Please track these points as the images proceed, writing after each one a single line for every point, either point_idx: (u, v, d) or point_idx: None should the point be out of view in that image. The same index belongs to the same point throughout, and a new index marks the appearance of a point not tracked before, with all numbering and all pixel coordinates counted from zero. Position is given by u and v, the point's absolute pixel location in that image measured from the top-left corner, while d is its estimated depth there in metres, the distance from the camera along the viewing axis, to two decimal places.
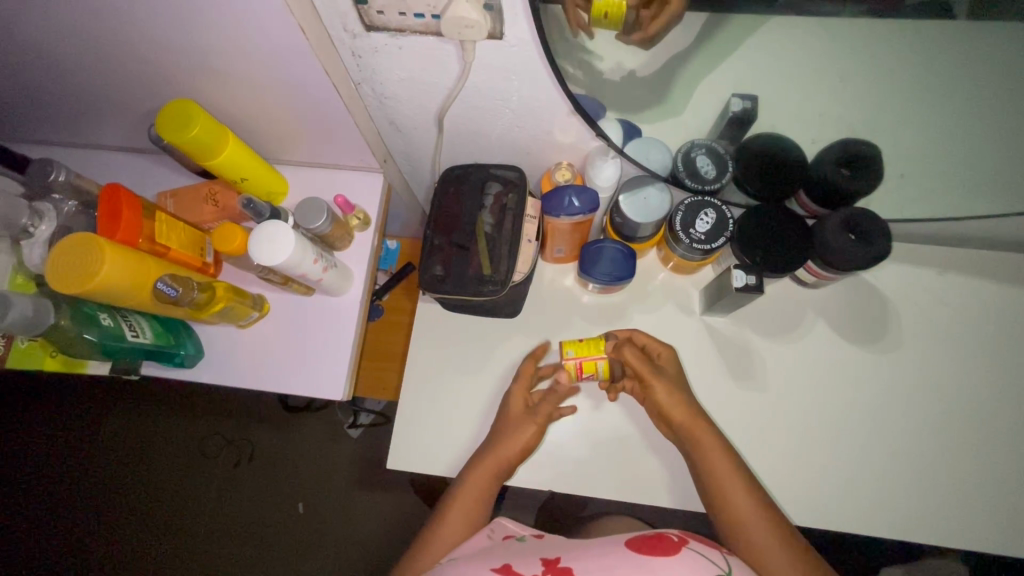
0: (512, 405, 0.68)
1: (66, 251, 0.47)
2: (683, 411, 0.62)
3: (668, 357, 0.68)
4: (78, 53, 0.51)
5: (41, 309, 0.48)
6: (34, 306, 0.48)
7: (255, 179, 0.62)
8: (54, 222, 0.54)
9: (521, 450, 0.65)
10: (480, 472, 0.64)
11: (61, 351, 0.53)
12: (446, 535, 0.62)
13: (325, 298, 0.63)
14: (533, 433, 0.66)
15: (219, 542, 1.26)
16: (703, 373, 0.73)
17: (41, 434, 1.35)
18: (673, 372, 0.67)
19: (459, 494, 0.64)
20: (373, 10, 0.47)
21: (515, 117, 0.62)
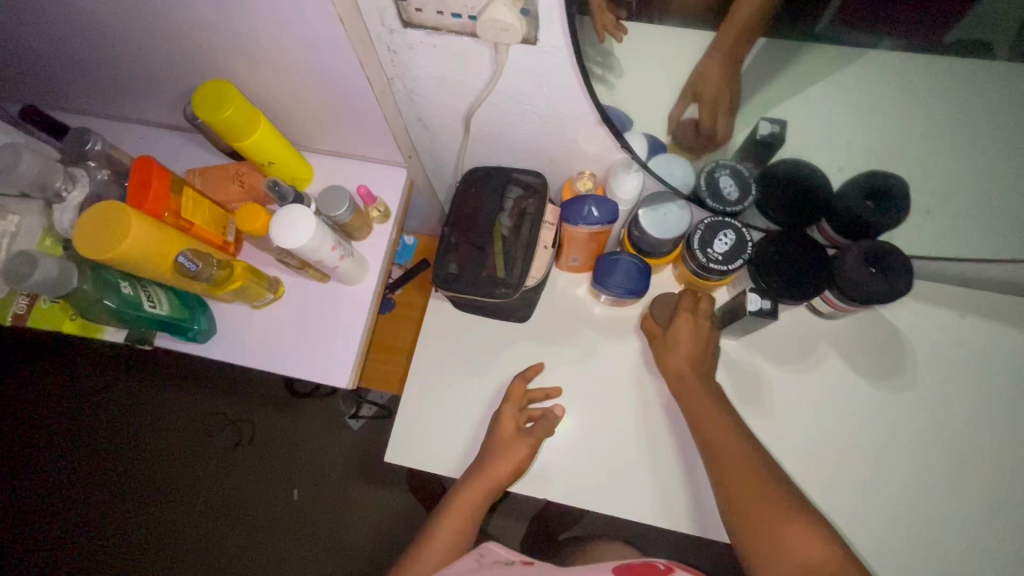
0: (503, 425, 0.69)
1: (95, 220, 0.48)
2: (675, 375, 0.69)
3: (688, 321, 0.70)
4: (121, 26, 0.53)
5: (65, 272, 0.50)
6: (59, 268, 0.49)
7: (281, 164, 0.63)
8: (86, 188, 0.56)
9: (514, 469, 0.67)
10: (470, 489, 0.66)
11: (80, 315, 0.54)
12: (438, 544, 0.64)
13: (338, 286, 0.64)
14: (523, 454, 0.67)
15: (213, 521, 1.27)
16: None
17: (51, 397, 1.38)
18: (693, 337, 0.70)
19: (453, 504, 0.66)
20: (412, 7, 0.48)
21: (541, 122, 0.62)
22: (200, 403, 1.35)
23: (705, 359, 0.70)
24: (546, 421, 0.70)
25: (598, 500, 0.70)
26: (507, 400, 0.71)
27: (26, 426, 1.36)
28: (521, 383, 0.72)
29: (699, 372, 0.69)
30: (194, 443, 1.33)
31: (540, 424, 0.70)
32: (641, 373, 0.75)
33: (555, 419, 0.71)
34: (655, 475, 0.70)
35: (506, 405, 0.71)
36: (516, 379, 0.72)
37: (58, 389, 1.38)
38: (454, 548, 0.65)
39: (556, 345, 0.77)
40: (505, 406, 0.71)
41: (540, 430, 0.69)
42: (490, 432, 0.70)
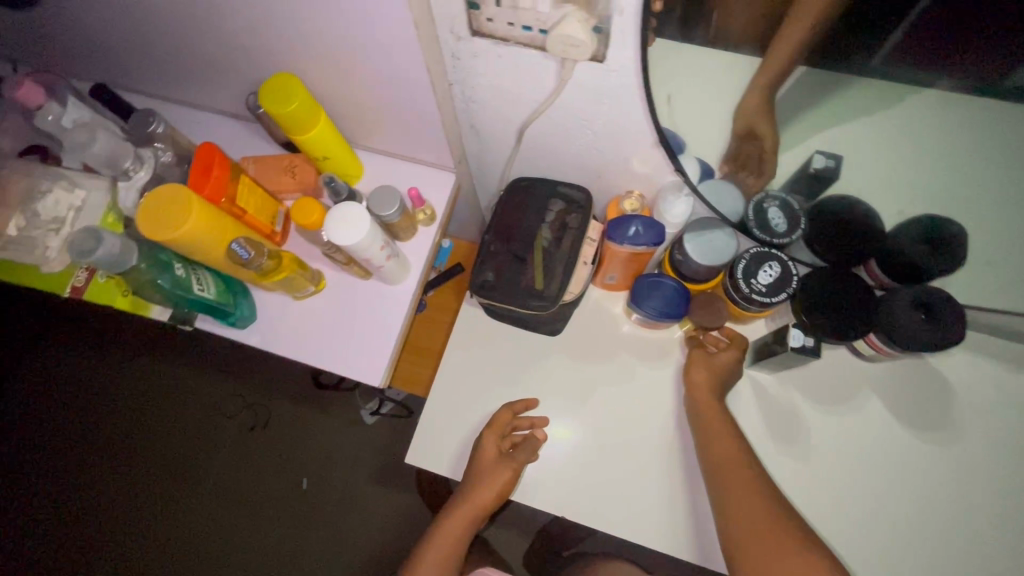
0: (485, 450, 0.69)
1: (157, 201, 0.49)
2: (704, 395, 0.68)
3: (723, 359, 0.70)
4: (198, 13, 0.54)
5: (125, 250, 0.51)
6: (121, 245, 0.50)
7: (334, 159, 0.64)
8: (151, 169, 0.57)
9: (498, 494, 0.68)
10: (463, 509, 0.70)
11: (133, 291, 0.55)
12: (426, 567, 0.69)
13: (379, 284, 0.64)
14: (506, 481, 0.68)
15: (221, 501, 1.29)
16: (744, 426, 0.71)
17: (78, 364, 1.41)
18: (728, 371, 0.70)
19: (444, 528, 0.71)
20: (484, 16, 0.48)
21: (595, 139, 0.62)
22: (220, 384, 1.37)
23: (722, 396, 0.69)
24: (529, 449, 0.70)
25: (615, 524, 0.69)
26: (490, 427, 0.70)
27: (51, 389, 1.40)
28: (509, 412, 0.71)
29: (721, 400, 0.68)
30: (210, 423, 1.35)
31: (522, 451, 0.69)
32: (670, 399, 0.73)
33: (538, 443, 0.71)
34: (676, 504, 0.69)
35: (488, 434, 0.70)
36: (504, 409, 0.71)
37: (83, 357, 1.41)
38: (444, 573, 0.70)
39: (586, 363, 0.76)
40: (486, 433, 0.70)
41: (522, 458, 0.69)
42: (472, 458, 0.70)
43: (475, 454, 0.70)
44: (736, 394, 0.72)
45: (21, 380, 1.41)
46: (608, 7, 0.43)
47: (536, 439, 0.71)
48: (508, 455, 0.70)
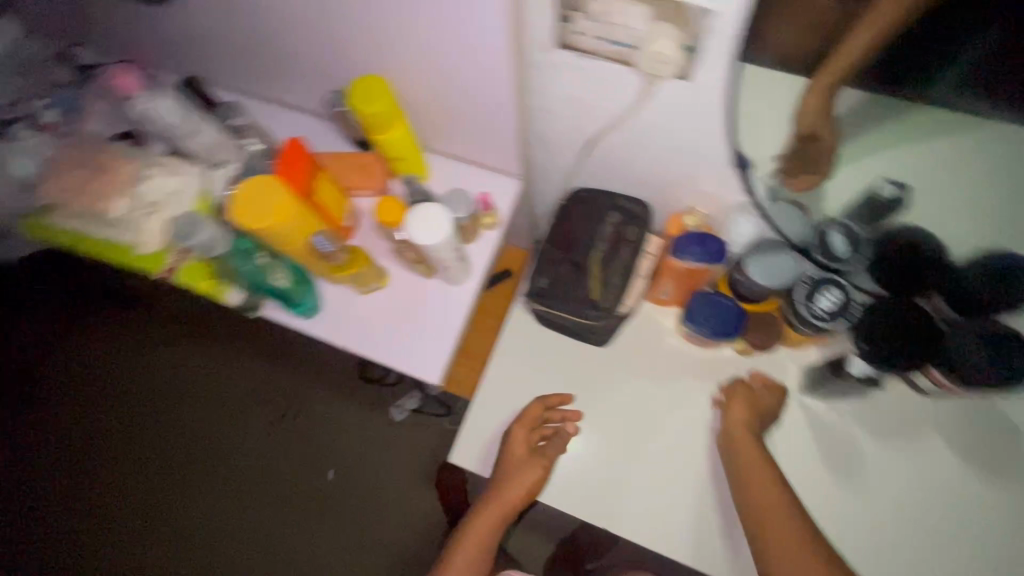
0: (516, 445, 0.70)
1: (249, 190, 0.50)
2: (744, 434, 0.67)
3: (748, 390, 0.71)
4: (296, 13, 0.56)
5: (217, 239, 0.57)
6: (214, 236, 0.56)
7: (406, 161, 0.65)
8: (240, 161, 0.64)
9: (529, 490, 0.68)
10: (490, 508, 0.69)
11: (223, 275, 0.60)
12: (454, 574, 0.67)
13: (441, 284, 0.66)
14: (536, 476, 0.68)
15: (239, 493, 1.15)
16: (784, 449, 0.70)
17: (75, 335, 1.26)
18: (768, 412, 0.70)
19: (471, 528, 0.69)
20: (573, 30, 0.49)
21: (663, 154, 0.62)
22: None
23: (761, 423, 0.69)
24: (559, 442, 0.71)
25: (655, 540, 0.69)
26: (520, 421, 0.72)
27: (44, 360, 1.25)
28: (541, 405, 0.72)
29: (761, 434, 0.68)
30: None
31: (552, 445, 0.71)
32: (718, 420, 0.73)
33: (569, 437, 0.72)
34: (719, 525, 0.69)
35: (519, 426, 0.71)
36: (536, 402, 0.72)
37: (59, 343, 1.25)
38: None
39: (634, 376, 0.76)
40: (517, 428, 0.71)
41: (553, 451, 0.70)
42: (502, 454, 0.71)
43: (507, 448, 0.71)
44: (786, 420, 0.72)
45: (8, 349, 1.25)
46: (703, 28, 0.44)
47: (567, 433, 0.72)
48: (538, 450, 0.71)
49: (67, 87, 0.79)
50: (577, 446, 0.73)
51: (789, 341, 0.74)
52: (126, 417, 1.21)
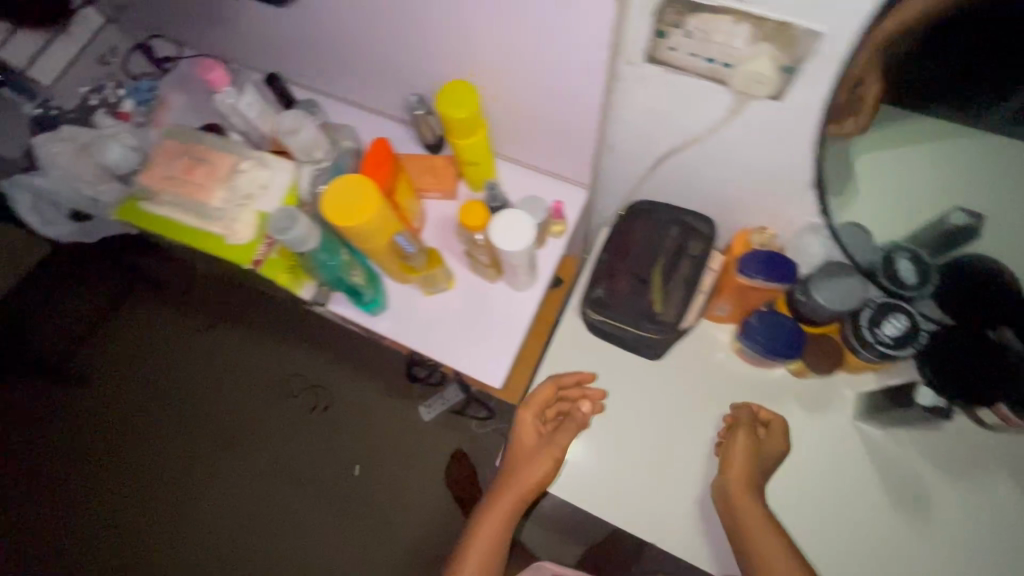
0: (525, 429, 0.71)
1: (338, 188, 0.52)
2: (741, 477, 0.63)
3: (747, 438, 0.66)
4: (392, 15, 0.58)
5: (311, 236, 0.53)
6: (308, 232, 0.52)
7: (480, 167, 0.66)
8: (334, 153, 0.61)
9: (542, 475, 0.67)
10: (503, 497, 0.66)
11: (305, 266, 0.58)
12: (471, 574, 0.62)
13: (506, 289, 0.66)
14: (547, 462, 0.67)
15: (259, 470, 1.41)
16: (813, 486, 0.69)
17: (171, 332, 1.55)
18: (769, 452, 0.67)
19: (486, 516, 0.66)
20: (667, 45, 0.50)
21: (736, 172, 0.62)
22: (290, 363, 1.49)
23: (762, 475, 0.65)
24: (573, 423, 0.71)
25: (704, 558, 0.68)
26: (529, 404, 0.72)
27: (145, 353, 1.54)
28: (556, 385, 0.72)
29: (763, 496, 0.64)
30: (274, 398, 1.46)
31: (561, 430, 0.70)
32: None
33: (580, 419, 0.72)
34: None
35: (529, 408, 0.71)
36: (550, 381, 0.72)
37: (161, 338, 1.55)
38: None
39: (688, 392, 0.75)
40: (527, 410, 0.71)
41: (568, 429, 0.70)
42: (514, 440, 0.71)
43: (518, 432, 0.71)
44: (843, 445, 0.71)
45: (114, 340, 1.56)
46: (807, 48, 0.45)
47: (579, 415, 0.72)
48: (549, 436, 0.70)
49: (147, 80, 0.82)
50: (628, 460, 0.72)
51: (848, 366, 0.73)
52: (206, 404, 1.48)
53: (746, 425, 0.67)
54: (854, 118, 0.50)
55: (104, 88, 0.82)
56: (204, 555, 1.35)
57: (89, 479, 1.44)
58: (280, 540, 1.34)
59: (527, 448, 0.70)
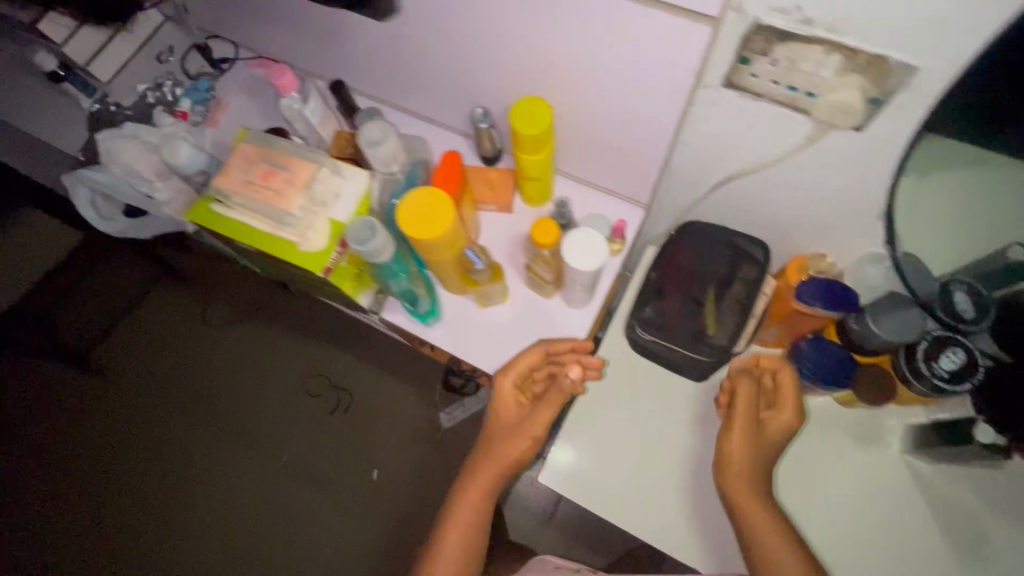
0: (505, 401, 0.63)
1: (412, 201, 0.52)
2: (747, 462, 0.61)
3: (743, 411, 0.63)
4: (466, 29, 0.57)
5: (386, 247, 0.50)
6: (385, 242, 0.50)
7: (540, 183, 0.66)
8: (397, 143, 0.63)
9: (526, 446, 0.61)
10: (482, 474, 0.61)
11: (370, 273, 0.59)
12: (444, 561, 0.56)
13: (562, 306, 0.66)
14: (533, 432, 0.60)
15: (277, 469, 1.41)
16: (861, 518, 0.69)
17: (194, 327, 1.56)
18: (780, 428, 0.61)
19: (464, 495, 0.60)
20: (749, 72, 0.50)
21: (800, 198, 0.62)
22: (311, 362, 1.49)
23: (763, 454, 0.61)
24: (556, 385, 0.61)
25: None
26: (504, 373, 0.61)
27: (167, 346, 1.55)
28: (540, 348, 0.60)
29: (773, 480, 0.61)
30: (293, 398, 1.47)
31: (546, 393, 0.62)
32: (822, 471, 0.71)
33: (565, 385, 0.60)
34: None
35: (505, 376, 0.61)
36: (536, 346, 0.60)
37: (184, 332, 1.56)
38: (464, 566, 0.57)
39: None
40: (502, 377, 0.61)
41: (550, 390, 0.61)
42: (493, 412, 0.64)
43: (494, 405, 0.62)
44: (891, 478, 0.71)
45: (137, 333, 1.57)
46: (899, 82, 0.44)
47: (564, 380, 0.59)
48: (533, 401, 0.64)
49: (205, 79, 0.83)
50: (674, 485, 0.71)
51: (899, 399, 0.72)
52: (225, 400, 1.49)
53: (740, 398, 0.64)
54: (934, 155, 0.50)
55: (162, 86, 0.83)
56: (211, 549, 1.36)
57: (108, 470, 1.45)
58: (296, 540, 1.34)
59: (509, 422, 0.63)
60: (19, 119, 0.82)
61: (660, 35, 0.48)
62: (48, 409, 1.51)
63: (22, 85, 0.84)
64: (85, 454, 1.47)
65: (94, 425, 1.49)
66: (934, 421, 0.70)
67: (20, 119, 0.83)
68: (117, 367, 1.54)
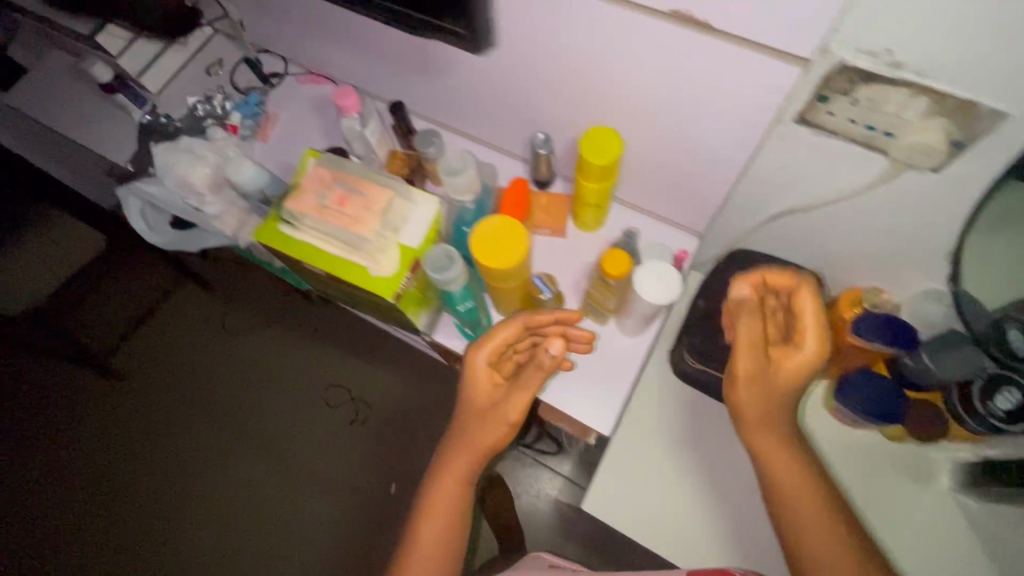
0: (481, 381, 0.58)
1: (486, 229, 0.52)
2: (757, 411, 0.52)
3: (746, 354, 0.52)
4: (536, 60, 0.57)
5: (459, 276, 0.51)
6: (459, 271, 0.50)
7: (596, 210, 0.66)
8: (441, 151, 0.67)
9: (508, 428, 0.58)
10: (461, 453, 0.59)
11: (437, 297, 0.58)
12: (424, 544, 0.56)
13: (614, 332, 0.66)
14: (517, 415, 0.58)
15: (296, 479, 1.40)
16: (906, 556, 0.68)
17: (214, 334, 1.55)
18: (790, 369, 0.51)
19: (443, 471, 0.59)
20: (826, 110, 0.49)
21: (862, 232, 0.62)
22: (330, 372, 1.48)
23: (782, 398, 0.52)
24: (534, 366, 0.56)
25: None
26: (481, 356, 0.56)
27: (187, 352, 1.54)
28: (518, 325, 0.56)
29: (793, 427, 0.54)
30: (313, 409, 1.46)
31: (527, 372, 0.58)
32: (869, 508, 0.71)
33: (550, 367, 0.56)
34: None
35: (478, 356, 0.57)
36: (513, 323, 0.56)
37: (205, 338, 1.54)
38: (444, 550, 0.56)
39: None
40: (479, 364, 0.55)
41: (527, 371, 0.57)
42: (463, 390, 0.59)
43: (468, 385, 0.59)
44: (937, 516, 0.70)
45: (156, 337, 1.55)
46: (986, 128, 0.44)
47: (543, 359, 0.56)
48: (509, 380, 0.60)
49: (255, 93, 0.83)
50: (718, 518, 0.70)
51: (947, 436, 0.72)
52: (243, 406, 1.47)
53: (748, 340, 0.52)
54: (1008, 197, 0.50)
55: (212, 98, 0.83)
56: (222, 557, 1.35)
57: (125, 474, 1.44)
58: (313, 553, 1.33)
59: (483, 404, 0.59)
60: (70, 129, 0.83)
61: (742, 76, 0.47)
62: (62, 411, 1.50)
63: (74, 95, 0.84)
64: (97, 458, 1.46)
65: (109, 429, 1.48)
66: (984, 458, 0.68)
67: (70, 129, 0.83)
68: (136, 371, 1.53)
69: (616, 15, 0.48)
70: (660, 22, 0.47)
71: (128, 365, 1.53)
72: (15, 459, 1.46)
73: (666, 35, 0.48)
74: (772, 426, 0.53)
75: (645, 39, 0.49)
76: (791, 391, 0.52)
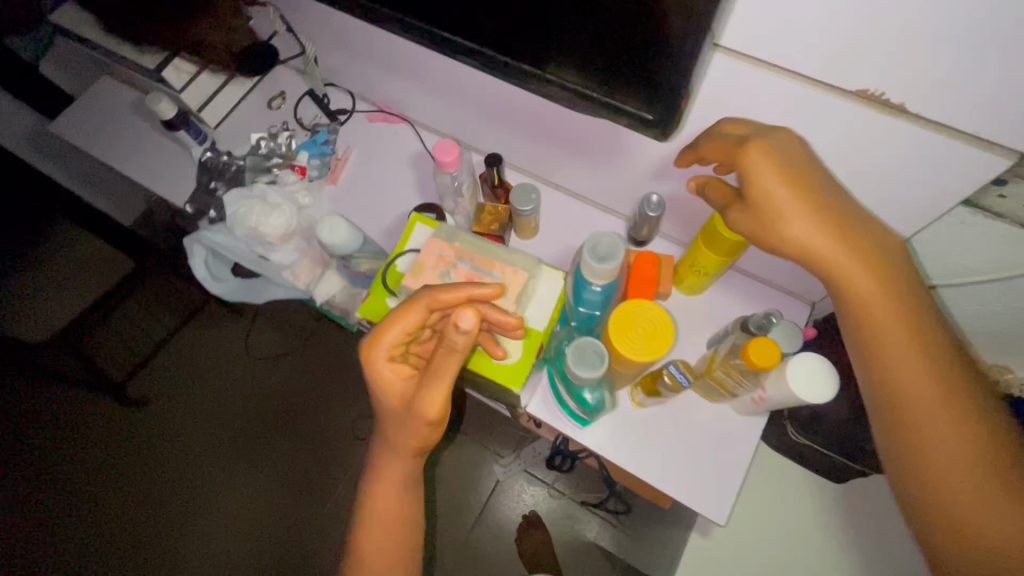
0: (388, 377, 0.49)
1: (626, 315, 0.46)
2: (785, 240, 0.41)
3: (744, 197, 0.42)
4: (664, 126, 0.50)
5: (597, 362, 0.45)
6: (598, 355, 0.45)
7: (706, 277, 0.61)
8: (537, 208, 0.62)
9: (429, 422, 0.49)
10: (400, 454, 0.56)
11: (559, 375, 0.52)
12: (374, 548, 0.57)
13: (725, 410, 0.60)
14: (437, 406, 0.47)
15: (316, 520, 1.28)
16: None
17: (232, 359, 1.44)
18: (777, 199, 0.40)
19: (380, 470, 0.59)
20: (998, 192, 0.44)
21: (998, 302, 0.58)
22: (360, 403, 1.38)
23: (814, 218, 0.40)
24: (446, 349, 0.44)
25: None
26: (374, 350, 0.47)
27: (204, 378, 1.44)
28: (421, 308, 0.45)
29: (850, 227, 0.40)
30: (338, 444, 1.34)
31: (439, 354, 0.46)
32: None
33: (458, 343, 0.44)
34: None
35: (377, 351, 0.47)
36: (413, 305, 0.45)
37: (223, 364, 1.44)
38: (392, 553, 0.57)
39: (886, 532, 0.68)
40: (374, 362, 0.48)
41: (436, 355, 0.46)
42: (374, 391, 0.51)
43: (379, 386, 0.50)
44: None
45: (173, 362, 1.46)
46: None
47: (455, 339, 0.43)
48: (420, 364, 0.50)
49: (323, 131, 0.75)
50: None
51: None
52: (261, 436, 1.37)
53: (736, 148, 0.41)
54: None
55: (277, 135, 0.76)
56: None
57: (137, 507, 1.35)
58: None
59: (399, 396, 0.50)
60: (126, 166, 0.77)
61: (927, 159, 0.41)
62: (78, 439, 1.41)
63: (133, 127, 0.79)
64: (113, 490, 1.37)
65: (121, 457, 1.39)
66: None
67: (127, 166, 0.77)
68: (152, 397, 1.44)
69: (783, 89, 0.41)
70: (839, 102, 0.40)
71: (146, 391, 1.44)
72: (22, 486, 1.38)
73: (842, 114, 0.41)
74: (827, 240, 0.40)
75: (809, 116, 0.42)
76: (816, 205, 0.40)
